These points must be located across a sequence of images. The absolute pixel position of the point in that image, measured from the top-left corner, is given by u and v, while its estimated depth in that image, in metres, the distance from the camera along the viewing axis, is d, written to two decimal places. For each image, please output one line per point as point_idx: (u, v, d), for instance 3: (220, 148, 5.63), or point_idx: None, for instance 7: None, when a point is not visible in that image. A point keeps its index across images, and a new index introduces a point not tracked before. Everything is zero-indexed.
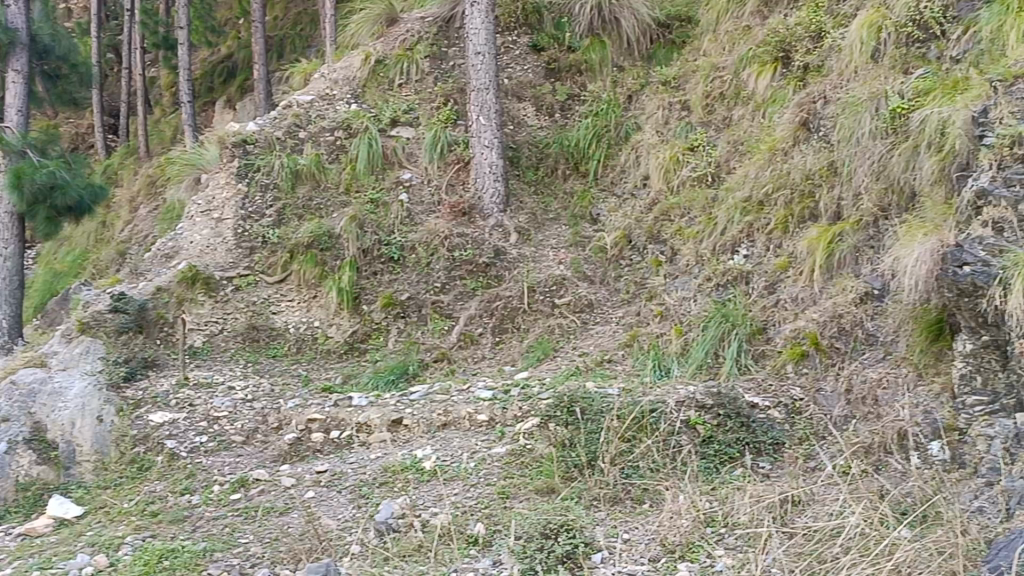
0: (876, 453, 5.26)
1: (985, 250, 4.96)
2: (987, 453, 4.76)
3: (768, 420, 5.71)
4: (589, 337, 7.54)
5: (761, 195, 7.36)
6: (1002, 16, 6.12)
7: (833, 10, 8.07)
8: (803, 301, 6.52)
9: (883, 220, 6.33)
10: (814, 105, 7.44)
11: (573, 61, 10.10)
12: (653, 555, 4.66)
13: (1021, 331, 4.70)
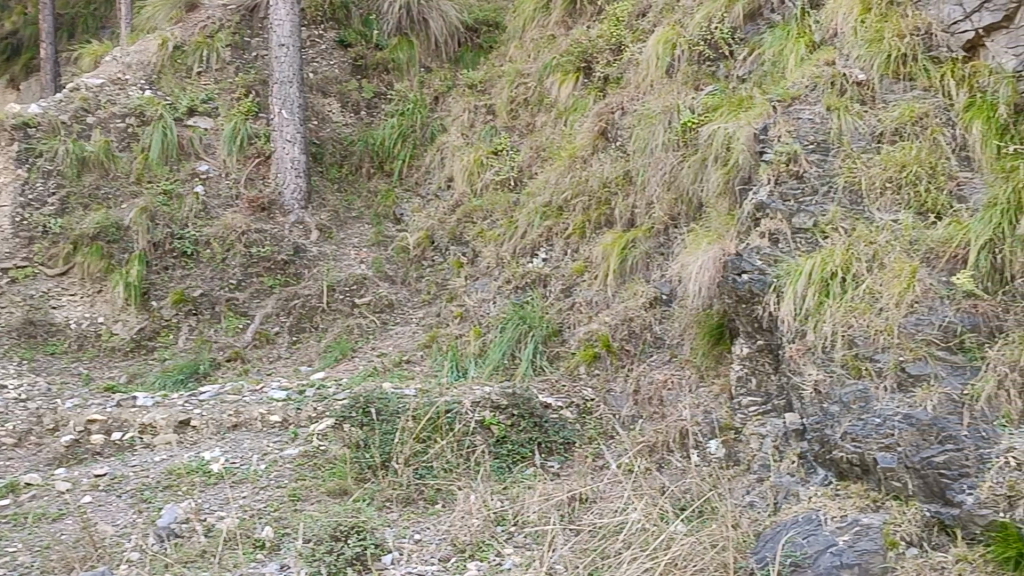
0: (659, 451, 5.46)
1: (761, 259, 5.26)
2: (759, 451, 5.01)
3: (561, 420, 5.83)
4: (388, 337, 7.49)
5: (560, 201, 7.55)
6: (783, 41, 6.46)
7: (633, 23, 8.23)
8: (597, 304, 6.72)
9: (673, 228, 6.59)
10: (612, 115, 7.65)
11: (380, 59, 10.02)
12: (443, 555, 4.68)
13: (792, 335, 4.96)
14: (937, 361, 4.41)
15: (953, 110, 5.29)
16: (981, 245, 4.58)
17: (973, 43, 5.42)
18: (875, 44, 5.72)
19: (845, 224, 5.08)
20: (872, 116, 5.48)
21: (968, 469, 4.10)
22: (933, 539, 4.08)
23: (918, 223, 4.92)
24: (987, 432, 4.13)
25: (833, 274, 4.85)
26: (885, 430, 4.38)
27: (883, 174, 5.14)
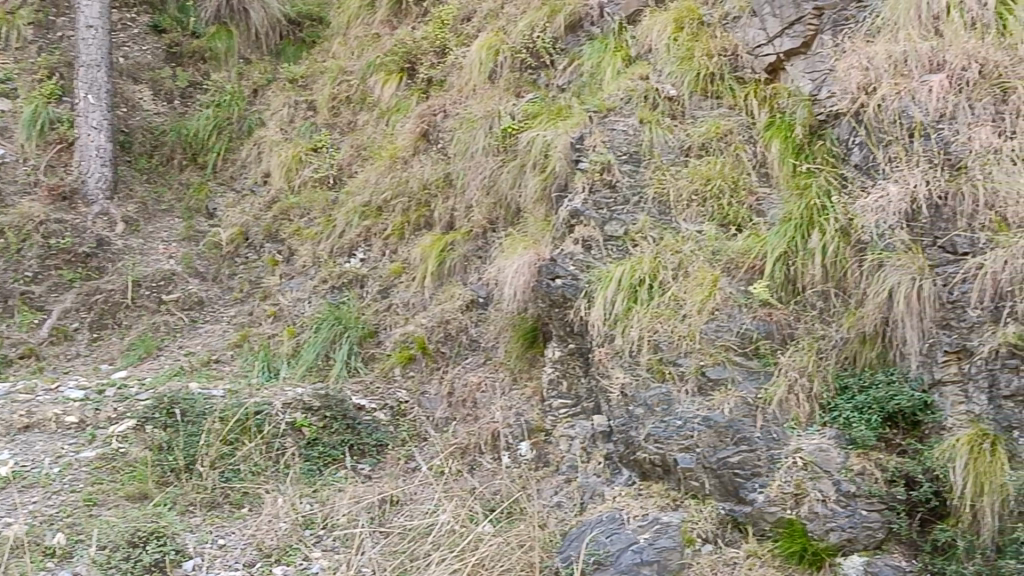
0: (470, 453, 5.51)
1: (574, 265, 5.38)
2: (567, 452, 5.13)
3: (373, 421, 5.78)
4: (196, 336, 7.22)
5: (379, 201, 7.49)
6: (601, 53, 6.63)
7: (457, 27, 8.28)
8: (413, 306, 6.71)
9: (491, 232, 6.65)
10: (434, 117, 7.67)
11: (196, 48, 9.69)
12: (247, 560, 4.60)
13: (600, 340, 5.08)
14: (734, 366, 4.63)
15: (755, 128, 5.58)
16: (776, 257, 4.86)
17: (774, 67, 5.72)
18: (686, 62, 5.98)
19: (653, 233, 5.28)
20: (680, 131, 5.72)
21: (760, 469, 4.34)
22: (726, 536, 4.32)
23: (720, 234, 5.16)
24: (777, 434, 4.39)
25: (641, 281, 5.02)
26: (685, 432, 4.57)
27: (690, 187, 5.37)
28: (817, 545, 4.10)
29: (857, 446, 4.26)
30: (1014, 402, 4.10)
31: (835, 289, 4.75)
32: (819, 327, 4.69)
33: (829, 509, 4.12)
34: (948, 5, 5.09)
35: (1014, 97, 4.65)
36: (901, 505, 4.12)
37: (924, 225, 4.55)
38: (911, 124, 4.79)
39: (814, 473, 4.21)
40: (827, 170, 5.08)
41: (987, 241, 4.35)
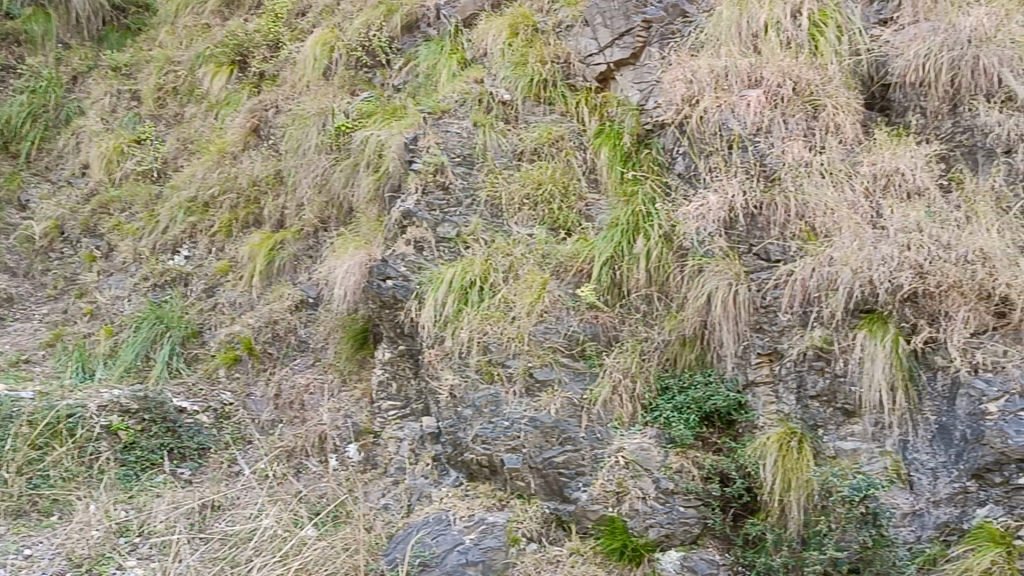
0: (298, 456, 5.40)
1: (405, 266, 5.33)
2: (396, 454, 5.08)
3: (196, 425, 5.58)
4: (4, 334, 6.79)
5: (206, 197, 7.26)
6: (437, 55, 6.62)
7: (291, 22, 8.09)
8: (240, 306, 6.52)
9: (322, 232, 6.55)
10: (265, 112, 7.48)
11: (10, 29, 9.12)
12: (56, 570, 4.42)
13: (430, 342, 5.03)
14: (561, 367, 4.72)
15: (585, 135, 5.69)
16: (603, 261, 4.98)
17: (604, 76, 5.87)
18: (520, 67, 6.05)
19: (485, 235, 5.32)
20: (514, 135, 5.80)
21: (583, 468, 4.45)
22: (550, 534, 4.42)
23: (550, 238, 5.25)
24: (601, 433, 4.50)
25: (472, 283, 5.03)
26: (512, 433, 4.62)
27: (522, 191, 5.45)
28: (637, 541, 4.24)
29: (676, 445, 4.41)
30: (819, 402, 4.35)
31: (658, 293, 4.90)
32: (643, 330, 4.82)
33: (649, 506, 4.27)
34: (766, 23, 5.32)
35: (823, 114, 4.94)
36: (716, 501, 4.30)
37: (741, 233, 4.77)
38: (730, 136, 5.00)
39: (635, 471, 4.35)
40: (653, 178, 5.23)
41: (798, 249, 4.59)
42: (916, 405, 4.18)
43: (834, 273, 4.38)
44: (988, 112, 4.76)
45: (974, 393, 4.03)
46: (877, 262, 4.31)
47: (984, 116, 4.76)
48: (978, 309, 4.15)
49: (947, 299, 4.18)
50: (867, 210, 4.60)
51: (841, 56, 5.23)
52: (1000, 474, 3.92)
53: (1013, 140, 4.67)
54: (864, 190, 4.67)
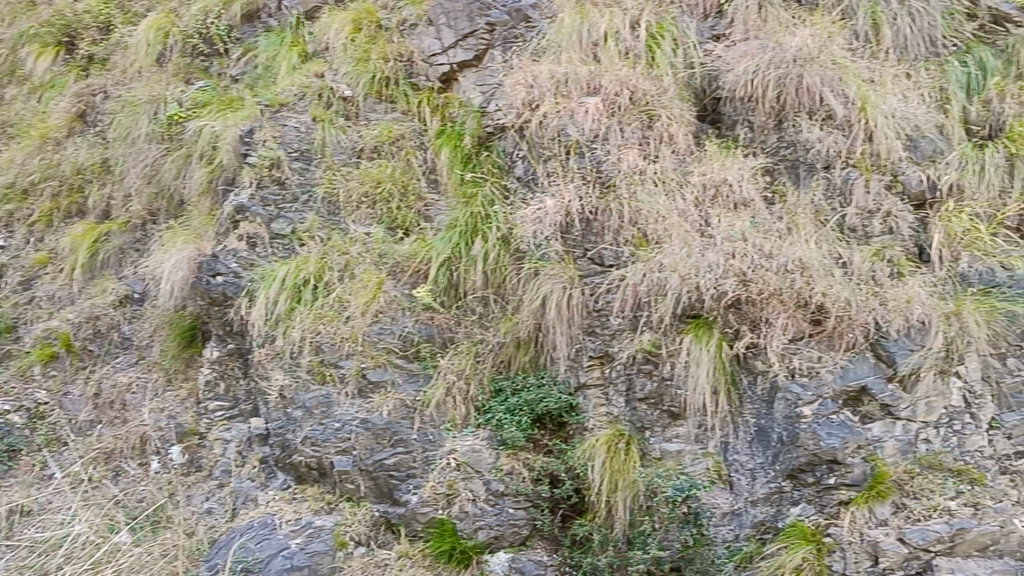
0: (116, 459, 5.19)
1: (237, 262, 5.15)
2: (222, 456, 4.92)
3: (5, 425, 5.39)
4: None
5: (25, 183, 6.87)
6: (278, 47, 6.42)
7: (124, 5, 7.72)
8: (58, 300, 6.19)
9: (151, 224, 6.26)
10: (93, 97, 7.12)
11: None
12: None
13: (260, 340, 4.89)
14: (395, 368, 4.67)
15: (426, 135, 5.65)
16: (440, 263, 4.95)
17: (447, 76, 5.85)
18: (361, 63, 5.94)
19: (321, 233, 5.21)
20: (354, 132, 5.69)
21: (414, 470, 4.42)
22: (378, 538, 4.37)
23: (387, 238, 5.18)
24: (433, 435, 4.47)
25: (305, 281, 4.91)
26: (342, 435, 4.52)
27: (360, 189, 5.36)
28: (465, 543, 4.25)
29: (507, 447, 4.42)
30: (647, 404, 4.49)
31: (494, 294, 4.90)
32: (477, 332, 4.81)
33: (479, 508, 4.29)
34: (606, 33, 5.44)
35: (657, 125, 5.08)
36: (545, 502, 4.33)
37: (576, 237, 4.85)
38: (567, 142, 5.10)
39: (466, 474, 4.35)
40: (492, 181, 5.23)
41: (630, 254, 4.70)
42: (737, 408, 4.36)
43: (663, 279, 4.51)
44: (809, 129, 4.97)
45: (791, 397, 4.22)
46: (703, 269, 4.45)
47: (806, 132, 4.97)
48: (796, 316, 4.32)
49: (767, 306, 4.35)
50: (696, 219, 4.73)
51: (675, 68, 5.38)
52: (812, 475, 4.13)
53: (831, 157, 4.89)
54: (694, 201, 4.80)
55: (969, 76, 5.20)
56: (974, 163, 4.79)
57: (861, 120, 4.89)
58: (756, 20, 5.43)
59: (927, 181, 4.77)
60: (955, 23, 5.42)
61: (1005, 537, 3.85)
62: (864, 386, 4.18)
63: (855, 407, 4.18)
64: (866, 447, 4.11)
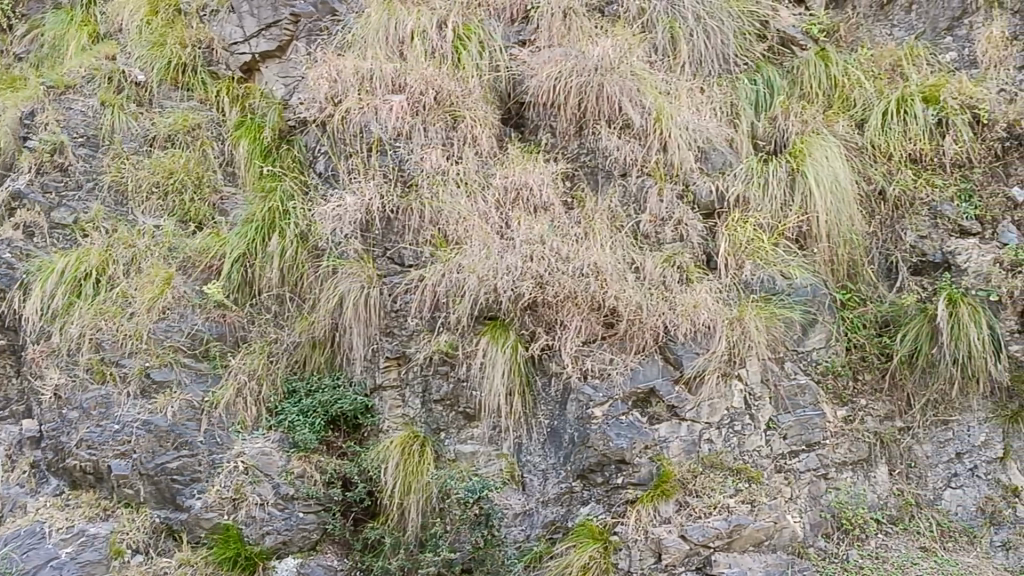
0: None
1: (12, 253, 4.81)
2: None
3: None
4: None
5: None
6: (65, 25, 6.02)
7: None
8: None
9: None
10: None
11: None
12: None
13: (35, 338, 4.58)
14: (181, 368, 4.45)
15: (224, 126, 5.45)
16: (234, 259, 4.75)
17: (249, 66, 5.67)
18: (156, 48, 5.66)
19: (107, 224, 4.94)
20: (146, 119, 5.40)
21: (199, 474, 4.20)
22: (158, 545, 4.11)
23: (178, 231, 4.95)
24: (221, 438, 4.29)
25: (86, 275, 4.67)
26: (122, 437, 4.27)
27: (150, 179, 5.11)
28: (251, 549, 4.08)
29: (298, 449, 4.30)
30: (443, 406, 4.51)
31: (290, 292, 4.79)
32: (272, 331, 4.69)
33: (266, 513, 4.13)
34: (412, 31, 5.42)
35: (462, 125, 5.09)
36: (337, 506, 4.26)
37: (376, 236, 4.82)
38: (370, 139, 5.03)
39: (254, 477, 4.18)
40: (292, 176, 5.10)
41: (429, 254, 4.70)
42: (531, 409, 4.43)
43: (461, 280, 4.53)
44: (608, 137, 5.09)
45: (583, 398, 4.33)
46: (501, 272, 4.49)
47: (605, 140, 5.09)
48: (589, 319, 4.42)
49: (563, 309, 4.44)
50: (497, 221, 4.76)
51: (481, 70, 5.40)
52: (602, 475, 4.23)
53: (627, 165, 5.03)
54: (495, 203, 4.86)
55: (757, 94, 5.48)
56: (759, 177, 5.00)
57: (657, 130, 5.04)
58: (560, 28, 5.53)
59: (716, 192, 4.96)
60: (747, 43, 5.69)
61: (779, 532, 4.08)
62: (652, 388, 4.33)
63: (642, 408, 4.33)
64: (653, 447, 4.24)
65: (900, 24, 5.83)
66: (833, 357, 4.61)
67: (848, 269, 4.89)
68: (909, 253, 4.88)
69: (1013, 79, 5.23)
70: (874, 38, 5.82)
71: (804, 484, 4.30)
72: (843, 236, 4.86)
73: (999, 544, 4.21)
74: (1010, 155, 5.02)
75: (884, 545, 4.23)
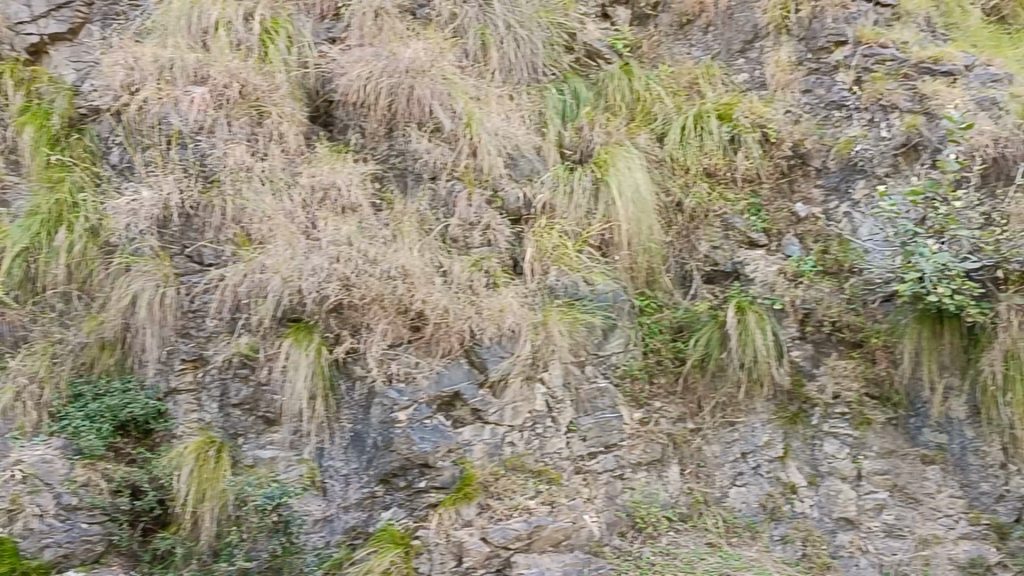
0: None
1: None
2: None
3: None
4: None
5: None
6: None
7: None
8: None
9: None
10: None
11: None
12: None
13: None
14: None
15: (7, 112, 5.03)
16: (16, 253, 4.49)
17: (36, 48, 5.30)
18: None
19: None
20: None
21: None
22: None
23: None
24: None
25: None
26: None
27: None
28: (28, 563, 3.79)
29: (84, 456, 4.08)
30: (241, 410, 4.38)
31: (77, 291, 4.53)
32: (56, 331, 4.42)
33: (46, 525, 3.87)
34: (217, 22, 5.29)
35: (267, 122, 5.00)
36: (125, 516, 4.05)
37: (174, 233, 4.69)
38: (169, 131, 4.92)
39: (33, 486, 3.91)
40: (83, 167, 4.85)
41: (230, 253, 4.60)
42: (334, 413, 4.37)
43: (264, 281, 4.45)
44: (418, 140, 5.12)
45: (387, 402, 4.31)
46: (307, 272, 4.44)
47: (414, 143, 5.12)
48: (396, 323, 4.41)
49: (369, 312, 4.42)
50: (302, 220, 4.69)
51: (289, 66, 5.34)
52: (404, 479, 4.22)
53: (437, 169, 5.06)
54: (301, 202, 4.76)
55: (564, 104, 5.59)
56: (564, 185, 5.11)
57: (467, 136, 5.09)
58: (370, 28, 5.49)
59: (523, 199, 5.06)
60: (555, 54, 5.82)
61: (576, 532, 4.18)
62: (457, 392, 4.36)
63: (447, 412, 4.34)
64: (456, 451, 4.26)
65: (698, 44, 6.11)
66: (630, 361, 4.79)
67: (647, 277, 5.05)
68: (703, 262, 5.12)
69: (798, 102, 5.57)
70: (673, 56, 6.08)
71: (602, 484, 4.41)
72: (643, 245, 5.03)
73: (778, 537, 4.45)
74: (794, 173, 5.36)
75: (675, 542, 4.38)
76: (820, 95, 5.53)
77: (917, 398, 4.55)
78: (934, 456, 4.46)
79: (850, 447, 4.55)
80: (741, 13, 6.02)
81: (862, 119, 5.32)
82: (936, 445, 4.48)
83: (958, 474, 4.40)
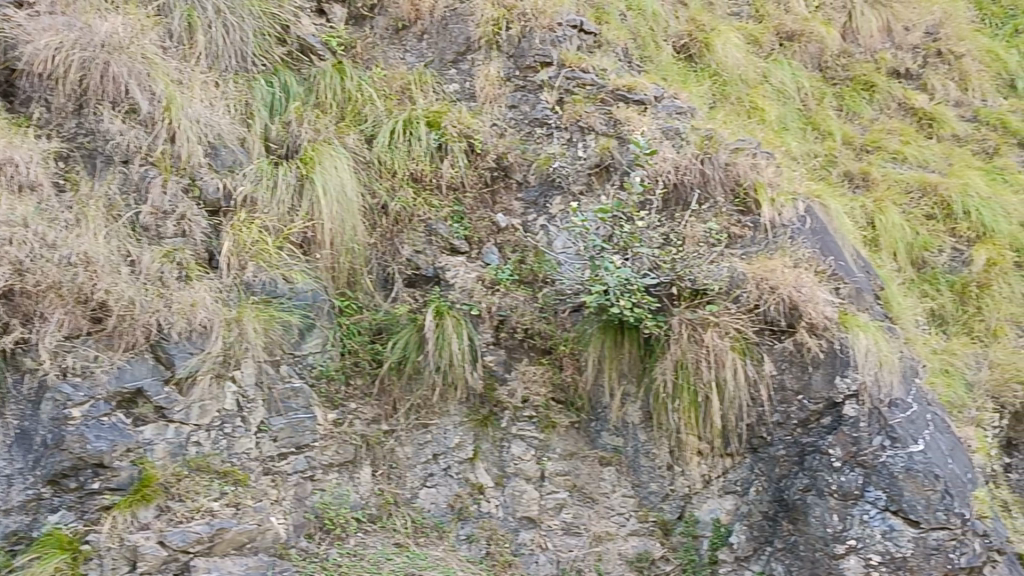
0: None
1: None
2: None
3: None
4: None
5: None
6: None
7: None
8: None
9: None
10: None
11: None
12: None
13: None
14: None
15: None
16: None
17: None
18: None
19: None
20: None
21: None
22: None
23: None
24: None
25: None
26: None
27: None
28: None
29: None
30: None
31: None
32: None
33: None
34: None
35: None
36: None
37: None
38: None
39: None
40: None
41: None
42: None
43: None
44: (110, 120, 4.82)
45: (59, 398, 4.02)
46: None
47: (106, 123, 4.82)
48: (74, 313, 4.12)
49: (43, 300, 4.09)
50: None
51: None
52: (75, 479, 4.00)
53: (129, 153, 4.80)
54: None
55: (273, 97, 5.47)
56: (268, 179, 5.00)
57: (165, 119, 4.88)
58: None
59: (223, 191, 4.89)
60: (265, 45, 5.67)
61: (261, 535, 4.13)
62: (139, 389, 4.17)
63: (128, 409, 4.15)
64: (135, 450, 4.10)
65: (411, 51, 6.18)
66: (327, 362, 4.74)
67: (348, 278, 5.03)
68: (405, 266, 5.15)
69: (504, 116, 5.78)
70: (387, 60, 6.11)
71: (291, 486, 4.40)
72: (345, 246, 5.01)
73: (464, 536, 4.57)
74: (496, 185, 5.55)
75: (362, 543, 4.42)
76: (524, 112, 5.77)
77: (598, 403, 4.84)
78: (610, 458, 4.79)
79: (535, 449, 4.77)
80: (454, 24, 6.15)
81: (562, 137, 5.60)
82: (613, 448, 4.80)
83: (631, 475, 4.75)
